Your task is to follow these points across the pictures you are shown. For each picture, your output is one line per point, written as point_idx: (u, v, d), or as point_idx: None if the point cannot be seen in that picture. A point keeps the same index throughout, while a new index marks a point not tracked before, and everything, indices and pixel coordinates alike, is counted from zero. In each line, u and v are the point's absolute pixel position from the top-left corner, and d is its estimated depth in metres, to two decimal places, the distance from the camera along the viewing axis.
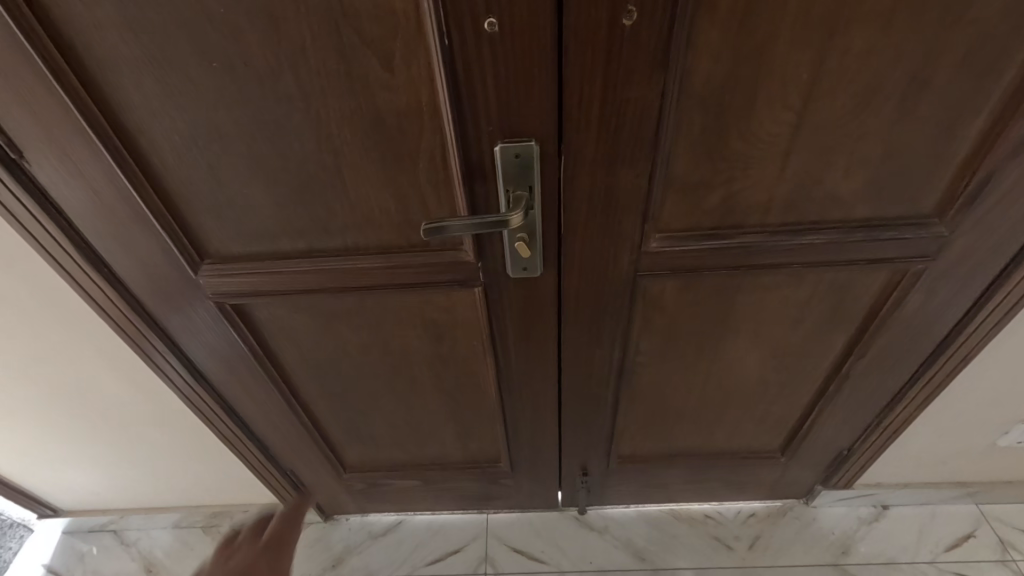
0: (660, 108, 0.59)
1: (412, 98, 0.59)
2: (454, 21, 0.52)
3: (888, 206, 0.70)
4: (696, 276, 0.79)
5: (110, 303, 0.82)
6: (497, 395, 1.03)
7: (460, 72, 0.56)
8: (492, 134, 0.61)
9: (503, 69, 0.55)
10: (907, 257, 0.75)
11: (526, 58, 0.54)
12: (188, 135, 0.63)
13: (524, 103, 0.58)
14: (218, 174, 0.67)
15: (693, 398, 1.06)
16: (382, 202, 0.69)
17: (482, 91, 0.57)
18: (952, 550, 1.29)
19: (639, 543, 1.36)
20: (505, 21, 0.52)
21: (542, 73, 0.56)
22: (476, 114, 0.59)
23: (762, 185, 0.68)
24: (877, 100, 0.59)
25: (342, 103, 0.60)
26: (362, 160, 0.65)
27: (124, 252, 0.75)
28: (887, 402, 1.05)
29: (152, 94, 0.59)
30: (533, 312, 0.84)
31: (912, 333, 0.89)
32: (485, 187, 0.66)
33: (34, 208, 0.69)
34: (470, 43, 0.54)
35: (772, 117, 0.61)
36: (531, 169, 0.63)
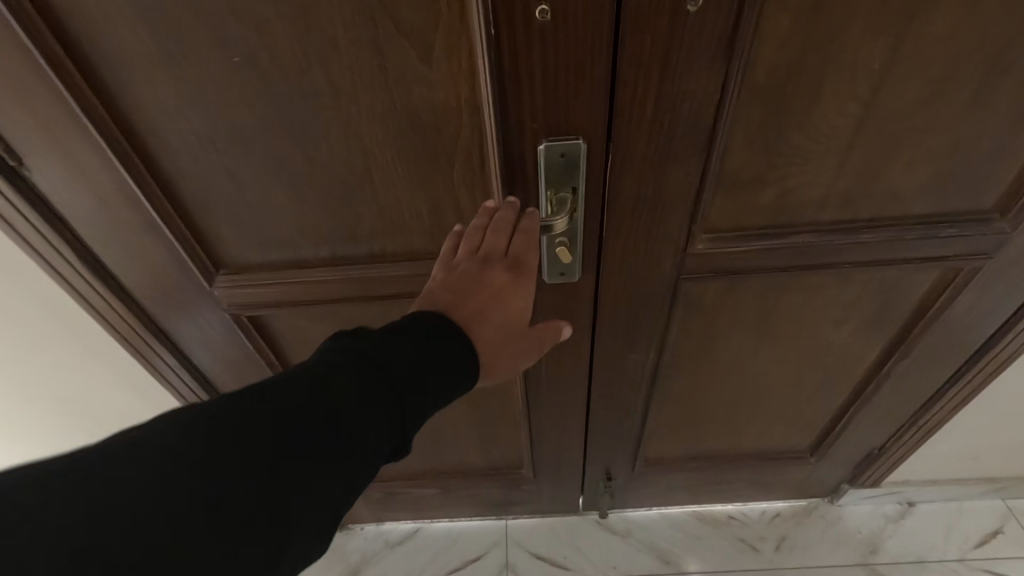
0: (719, 102, 0.55)
1: (451, 94, 0.54)
2: (502, 9, 0.48)
3: (947, 202, 0.66)
4: (741, 277, 0.75)
5: (118, 317, 0.76)
6: (524, 401, 0.99)
7: (506, 65, 0.51)
8: (537, 132, 0.56)
9: (552, 61, 0.51)
10: (963, 254, 0.72)
11: (579, 48, 0.50)
12: (205, 137, 0.58)
13: (573, 98, 0.54)
14: (237, 179, 0.62)
15: (725, 400, 1.03)
16: (413, 205, 0.65)
17: (529, 86, 0.53)
18: (980, 547, 1.28)
19: (663, 546, 1.33)
20: (559, 8, 0.48)
21: (595, 64, 0.51)
22: (520, 110, 0.55)
23: (818, 182, 0.64)
24: (950, 90, 0.56)
25: (375, 101, 0.55)
26: (395, 161, 0.60)
27: (133, 263, 0.70)
28: (924, 401, 1.02)
29: (167, 94, 0.54)
30: (567, 317, 0.80)
31: (958, 332, 0.86)
32: (525, 189, 0.62)
33: (35, 218, 0.63)
34: (519, 33, 0.49)
35: (836, 110, 0.57)
36: (576, 169, 0.59)
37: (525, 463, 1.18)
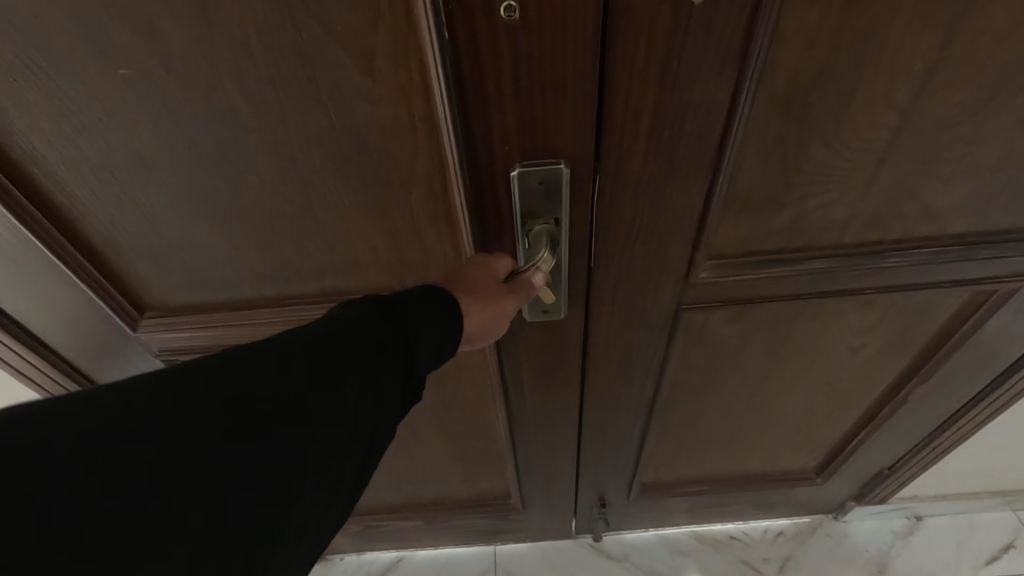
0: (731, 111, 0.46)
1: (401, 110, 0.45)
2: (456, 4, 0.38)
3: (986, 219, 0.58)
4: (748, 304, 0.66)
5: (31, 369, 0.68)
6: (508, 437, 0.91)
7: (467, 75, 0.42)
8: (509, 153, 0.47)
9: (523, 70, 0.42)
10: (999, 275, 0.64)
11: (554, 53, 0.41)
12: (113, 160, 0.49)
13: (552, 113, 0.44)
14: (159, 207, 0.53)
15: (727, 425, 0.95)
16: (370, 234, 0.56)
17: (497, 99, 0.44)
18: (993, 564, 1.21)
19: (661, 569, 1.26)
20: (530, 2, 0.38)
21: (579, 72, 0.42)
22: (486, 129, 0.46)
23: (841, 200, 0.55)
24: (1005, 95, 0.46)
25: (311, 116, 0.45)
26: (342, 186, 0.51)
27: (39, 311, 0.61)
28: (941, 422, 0.95)
29: (58, 110, 0.45)
30: (552, 355, 0.71)
31: (984, 353, 0.78)
32: (498, 221, 0.53)
33: None
34: (481, 35, 0.40)
35: (868, 120, 0.48)
36: (557, 197, 0.50)
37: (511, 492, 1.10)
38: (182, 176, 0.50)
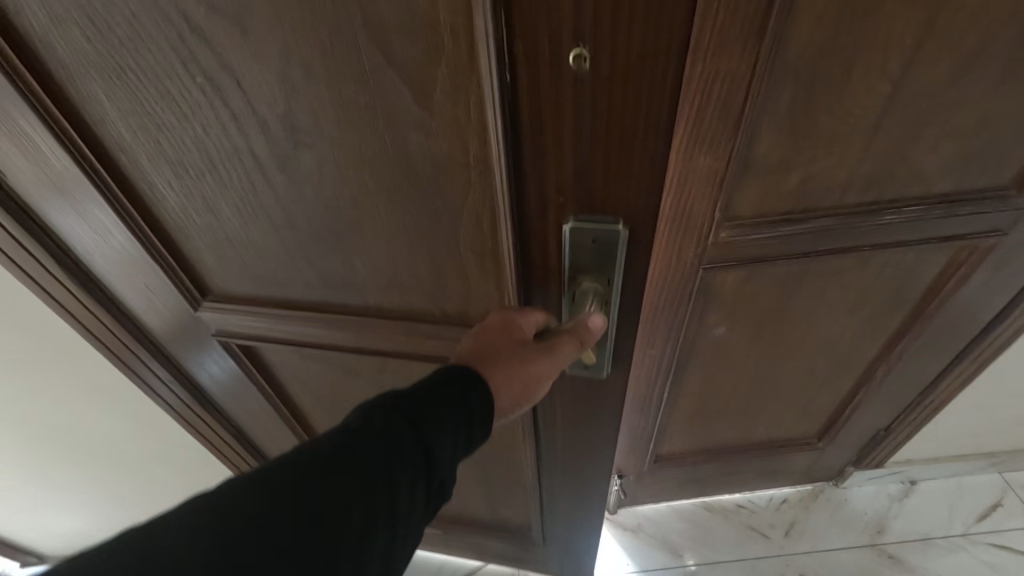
0: (754, 81, 0.53)
1: (457, 146, 0.48)
2: (521, 51, 0.40)
3: (965, 179, 0.66)
4: (761, 265, 0.74)
5: (106, 330, 0.73)
6: (533, 468, 0.90)
7: (526, 121, 0.44)
8: (562, 201, 0.49)
9: (586, 120, 0.43)
10: (979, 232, 0.72)
11: (619, 108, 0.42)
12: (197, 156, 0.53)
13: (614, 164, 0.45)
14: (230, 196, 0.57)
15: (737, 389, 1.02)
16: (422, 247, 0.58)
17: (557, 145, 0.45)
18: (983, 521, 1.30)
19: (675, 538, 1.32)
20: (598, 55, 0.39)
21: (643, 126, 0.42)
22: (540, 171, 0.47)
23: (841, 164, 0.63)
24: (980, 65, 0.55)
25: (371, 134, 0.48)
26: (396, 200, 0.54)
27: (121, 274, 0.67)
28: (930, 380, 1.03)
29: (153, 105, 0.50)
30: (589, 406, 0.70)
31: (969, 310, 0.87)
32: (544, 260, 0.55)
33: (16, 225, 0.61)
34: (544, 83, 0.41)
35: (866, 88, 0.56)
36: (610, 254, 0.51)
37: (532, 524, 1.09)
38: (253, 173, 0.54)
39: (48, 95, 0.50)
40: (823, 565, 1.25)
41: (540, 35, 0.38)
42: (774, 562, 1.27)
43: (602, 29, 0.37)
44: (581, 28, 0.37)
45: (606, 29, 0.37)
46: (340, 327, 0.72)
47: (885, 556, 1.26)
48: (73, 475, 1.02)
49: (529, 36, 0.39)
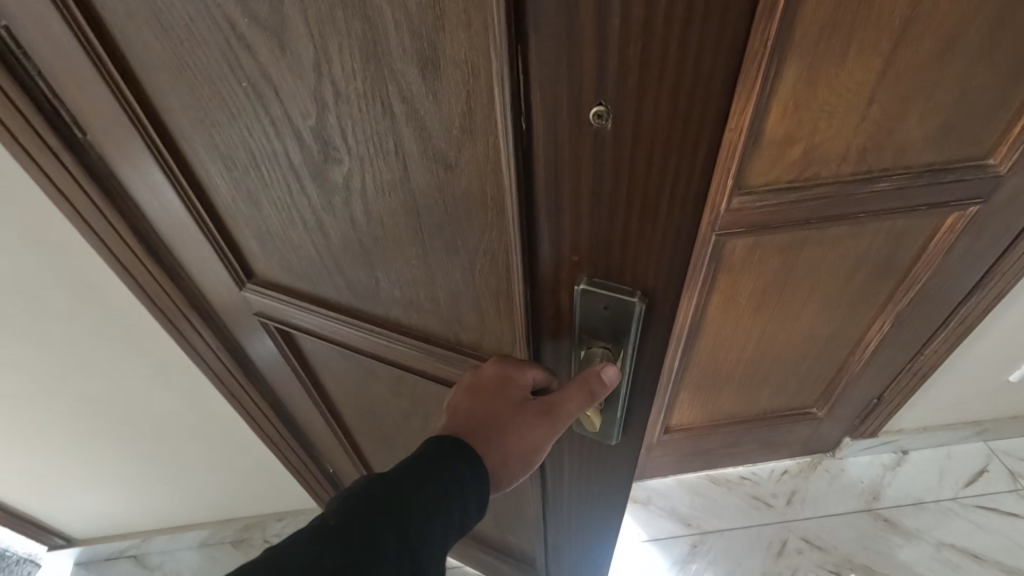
0: (771, 57, 0.62)
1: (474, 186, 0.43)
2: (537, 98, 0.34)
3: (949, 148, 0.74)
4: (768, 232, 0.81)
5: (164, 296, 0.77)
6: (537, 514, 0.84)
7: (540, 176, 0.38)
8: (578, 264, 0.43)
9: (607, 178, 0.37)
10: (963, 199, 0.80)
11: (644, 172, 0.36)
12: (242, 152, 0.52)
13: (633, 236, 0.39)
14: (274, 197, 0.55)
15: (742, 357, 1.09)
16: (444, 281, 0.54)
17: (573, 208, 0.39)
18: (971, 485, 1.38)
19: (683, 509, 1.38)
20: (623, 114, 0.33)
21: (671, 202, 0.36)
22: (553, 228, 0.41)
23: (840, 135, 0.71)
24: (959, 44, 0.63)
25: (395, 160, 0.44)
26: (419, 233, 0.50)
27: (183, 248, 0.69)
28: (919, 346, 1.12)
29: (207, 101, 0.49)
30: (595, 473, 0.62)
31: (951, 275, 0.95)
32: (557, 321, 0.49)
33: (96, 194, 0.64)
34: (563, 139, 0.35)
35: (862, 64, 0.64)
36: (624, 328, 0.44)
37: (537, 558, 1.05)
38: (291, 180, 0.51)
39: (123, 81, 0.50)
40: (823, 530, 1.33)
41: (559, 82, 0.33)
42: (778, 528, 1.34)
43: (628, 83, 0.32)
44: (605, 77, 0.32)
45: (631, 84, 0.32)
46: (365, 336, 0.68)
47: (881, 519, 1.33)
48: (112, 450, 1.06)
49: (545, 85, 0.33)
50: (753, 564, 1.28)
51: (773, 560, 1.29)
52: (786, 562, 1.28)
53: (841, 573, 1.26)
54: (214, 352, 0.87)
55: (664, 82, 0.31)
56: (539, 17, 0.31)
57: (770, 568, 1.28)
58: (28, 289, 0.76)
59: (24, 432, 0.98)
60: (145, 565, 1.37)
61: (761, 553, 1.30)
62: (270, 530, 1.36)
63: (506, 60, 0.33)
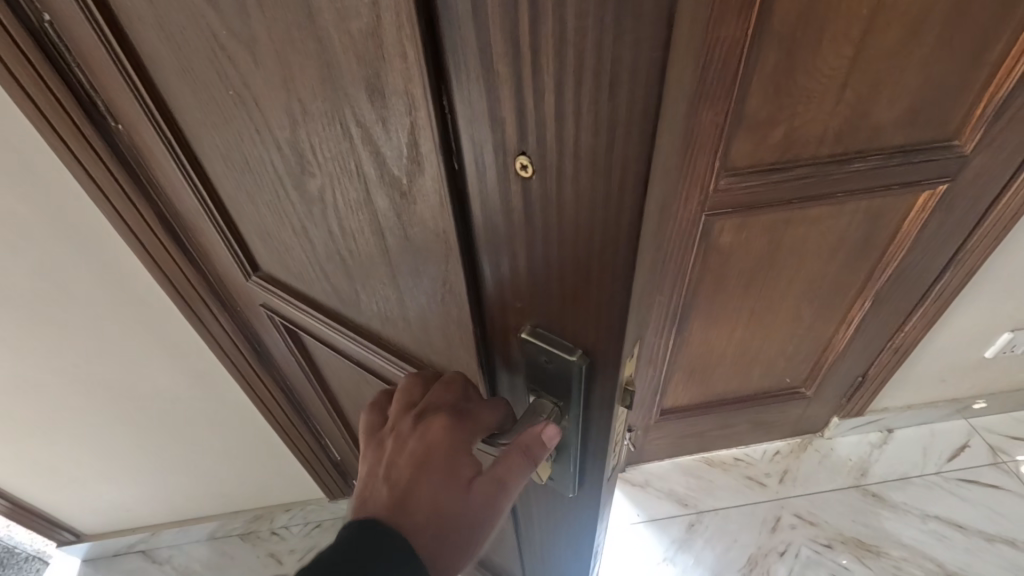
0: (750, 44, 0.68)
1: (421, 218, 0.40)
2: (467, 141, 0.32)
3: (917, 129, 0.80)
4: (752, 212, 0.86)
5: (183, 279, 0.81)
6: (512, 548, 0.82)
7: (478, 217, 0.36)
8: (522, 313, 0.40)
9: (536, 232, 0.33)
10: (932, 178, 0.87)
11: (571, 230, 0.32)
12: (232, 157, 0.53)
13: (568, 295, 0.36)
14: (261, 200, 0.56)
15: (732, 338, 1.14)
16: (408, 311, 0.52)
17: (510, 255, 0.36)
18: (954, 459, 1.44)
19: (680, 490, 1.43)
20: (548, 169, 0.30)
21: (601, 263, 0.32)
22: (495, 275, 0.39)
23: (818, 119, 0.76)
24: (922, 31, 0.70)
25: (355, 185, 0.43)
26: (380, 258, 0.48)
27: (201, 236, 0.73)
28: (899, 325, 1.18)
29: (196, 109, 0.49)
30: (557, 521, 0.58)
31: (926, 254, 1.01)
32: (508, 367, 0.45)
33: (124, 181, 0.68)
34: (493, 186, 0.33)
35: (835, 50, 0.70)
36: (565, 383, 0.40)
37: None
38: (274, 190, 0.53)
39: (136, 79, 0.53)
40: (814, 506, 1.38)
41: (482, 127, 0.30)
42: (771, 505, 1.39)
43: (548, 137, 0.28)
44: (522, 129, 0.28)
45: (550, 139, 0.28)
46: (350, 344, 0.68)
47: (869, 494, 1.39)
48: (126, 439, 1.09)
49: (469, 129, 0.31)
50: (748, 540, 1.33)
51: (768, 536, 1.33)
52: (780, 537, 1.33)
53: (833, 545, 1.31)
54: (229, 337, 0.90)
55: (583, 139, 0.28)
56: (458, 56, 0.28)
57: (765, 543, 1.32)
58: (53, 275, 0.80)
59: (42, 422, 1.01)
60: (153, 559, 1.39)
61: (756, 530, 1.35)
62: (278, 521, 1.39)
63: (432, 96, 0.31)
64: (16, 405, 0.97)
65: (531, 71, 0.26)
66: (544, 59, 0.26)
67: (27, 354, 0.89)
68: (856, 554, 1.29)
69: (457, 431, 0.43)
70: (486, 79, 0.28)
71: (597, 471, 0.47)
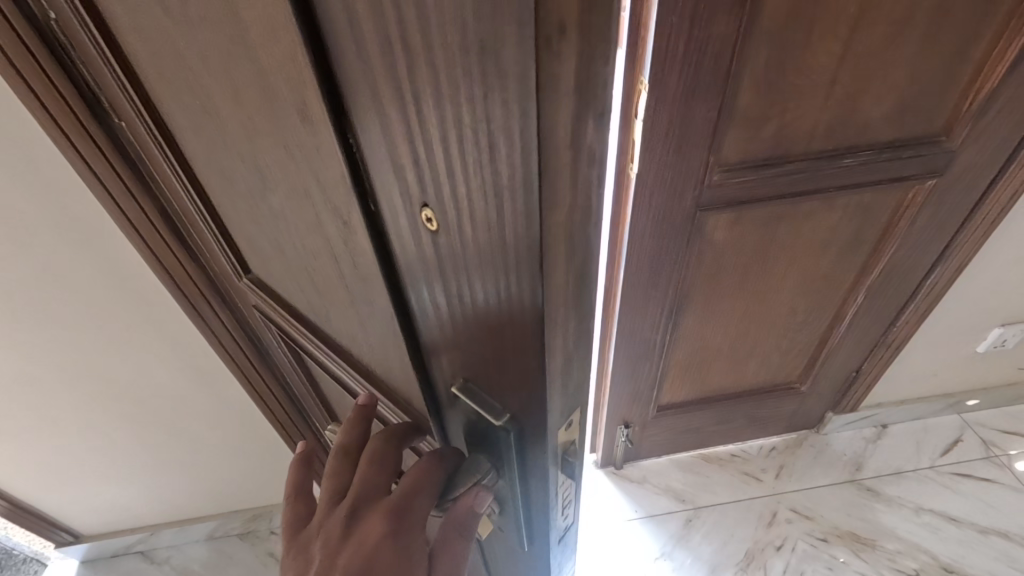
0: (740, 41, 0.69)
1: (353, 253, 0.38)
2: (378, 183, 0.31)
3: (905, 125, 0.82)
4: (746, 207, 0.88)
5: (184, 274, 0.82)
6: None
7: (400, 260, 0.34)
8: (451, 362, 0.37)
9: (450, 281, 0.31)
10: (921, 173, 0.89)
11: (480, 282, 0.30)
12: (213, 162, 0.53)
13: (489, 346, 0.33)
14: (242, 206, 0.55)
15: (727, 333, 1.16)
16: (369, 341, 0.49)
17: (431, 301, 0.34)
18: (947, 454, 1.46)
19: (678, 486, 1.44)
20: (447, 221, 0.28)
21: (513, 319, 0.30)
22: (423, 321, 0.37)
23: (808, 115, 0.78)
24: (907, 29, 0.72)
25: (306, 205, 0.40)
26: (340, 282, 0.45)
27: (198, 232, 0.73)
28: (892, 320, 1.20)
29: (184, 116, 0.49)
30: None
31: (917, 249, 1.03)
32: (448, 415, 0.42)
33: (125, 176, 0.69)
34: (407, 231, 0.31)
35: (824, 48, 0.72)
36: (500, 448, 0.37)
37: None
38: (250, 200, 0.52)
39: (130, 76, 0.53)
40: (810, 501, 1.39)
41: (389, 171, 0.29)
42: (767, 500, 1.40)
43: (442, 189, 0.27)
44: (419, 180, 0.27)
45: (446, 192, 0.27)
46: (324, 359, 0.64)
47: (864, 489, 1.40)
48: (126, 438, 1.09)
49: (377, 173, 0.30)
50: (745, 535, 1.34)
51: (764, 531, 1.35)
52: (776, 532, 1.34)
53: (828, 539, 1.32)
54: (230, 333, 0.91)
55: (472, 190, 0.26)
56: (356, 99, 0.28)
57: (762, 537, 1.33)
58: (54, 272, 0.80)
59: (42, 420, 1.01)
60: (152, 560, 1.39)
61: (752, 524, 1.36)
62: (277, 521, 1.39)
63: (337, 138, 0.30)
64: (16, 404, 0.97)
65: (417, 115, 0.25)
66: (426, 104, 0.24)
67: (27, 351, 0.89)
68: (851, 548, 1.30)
69: (394, 545, 0.37)
70: (382, 123, 0.27)
71: (542, 532, 0.45)
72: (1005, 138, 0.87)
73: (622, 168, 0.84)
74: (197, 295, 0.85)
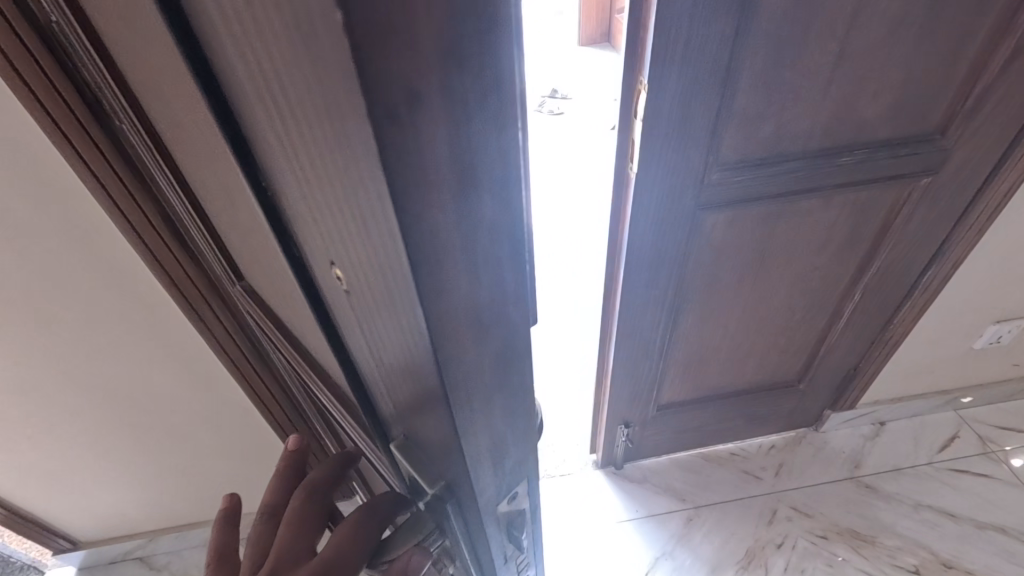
0: (739, 40, 0.70)
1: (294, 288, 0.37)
2: (295, 227, 0.30)
3: (900, 124, 0.84)
4: (744, 205, 0.89)
5: (184, 277, 0.81)
6: None
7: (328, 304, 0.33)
8: (386, 407, 0.36)
9: (367, 330, 0.30)
10: (916, 171, 0.90)
11: (387, 333, 0.28)
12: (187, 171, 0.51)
13: (410, 396, 0.31)
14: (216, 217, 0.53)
15: (726, 333, 1.16)
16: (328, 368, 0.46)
17: (358, 346, 0.33)
18: (944, 450, 1.47)
19: (677, 485, 1.45)
20: (347, 272, 0.27)
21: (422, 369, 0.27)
22: (358, 366, 0.36)
23: (806, 113, 0.79)
24: (902, 28, 0.73)
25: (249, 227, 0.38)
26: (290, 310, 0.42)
27: (196, 236, 0.73)
28: (889, 318, 1.21)
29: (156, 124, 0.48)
30: None
31: (912, 247, 1.04)
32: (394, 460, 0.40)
33: (126, 178, 0.68)
34: (326, 279, 0.30)
35: (821, 48, 0.73)
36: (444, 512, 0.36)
37: None
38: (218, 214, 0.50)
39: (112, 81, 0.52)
40: (810, 498, 1.40)
41: (300, 220, 0.29)
42: (767, 498, 1.41)
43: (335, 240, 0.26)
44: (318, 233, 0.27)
45: (342, 250, 0.26)
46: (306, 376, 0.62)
47: (863, 486, 1.41)
48: (124, 442, 1.08)
49: (292, 221, 0.30)
50: (745, 533, 1.35)
51: (765, 529, 1.35)
52: (777, 530, 1.35)
53: (828, 536, 1.32)
54: (232, 336, 0.91)
55: (353, 243, 0.24)
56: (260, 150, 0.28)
57: (762, 535, 1.34)
58: (54, 275, 0.80)
59: (39, 425, 1.01)
60: (150, 566, 1.37)
61: (752, 523, 1.36)
62: None
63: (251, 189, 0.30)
64: (13, 409, 0.96)
65: (300, 167, 0.24)
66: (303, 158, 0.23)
67: (27, 357, 0.89)
68: (850, 545, 1.31)
69: None
70: (281, 170, 0.27)
71: (494, 567, 0.45)
72: (998, 136, 0.88)
73: (622, 167, 0.85)
74: (197, 298, 0.85)
